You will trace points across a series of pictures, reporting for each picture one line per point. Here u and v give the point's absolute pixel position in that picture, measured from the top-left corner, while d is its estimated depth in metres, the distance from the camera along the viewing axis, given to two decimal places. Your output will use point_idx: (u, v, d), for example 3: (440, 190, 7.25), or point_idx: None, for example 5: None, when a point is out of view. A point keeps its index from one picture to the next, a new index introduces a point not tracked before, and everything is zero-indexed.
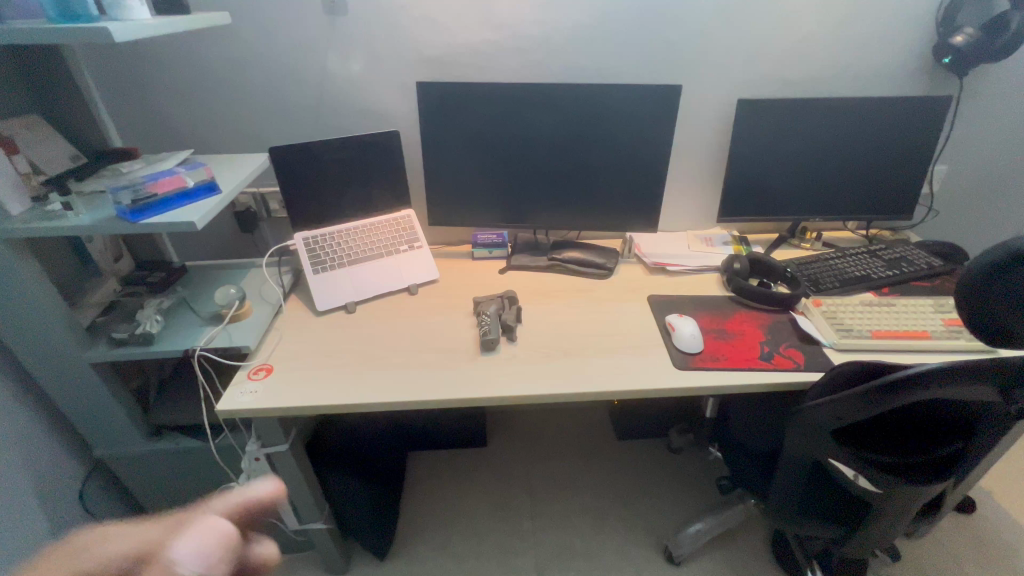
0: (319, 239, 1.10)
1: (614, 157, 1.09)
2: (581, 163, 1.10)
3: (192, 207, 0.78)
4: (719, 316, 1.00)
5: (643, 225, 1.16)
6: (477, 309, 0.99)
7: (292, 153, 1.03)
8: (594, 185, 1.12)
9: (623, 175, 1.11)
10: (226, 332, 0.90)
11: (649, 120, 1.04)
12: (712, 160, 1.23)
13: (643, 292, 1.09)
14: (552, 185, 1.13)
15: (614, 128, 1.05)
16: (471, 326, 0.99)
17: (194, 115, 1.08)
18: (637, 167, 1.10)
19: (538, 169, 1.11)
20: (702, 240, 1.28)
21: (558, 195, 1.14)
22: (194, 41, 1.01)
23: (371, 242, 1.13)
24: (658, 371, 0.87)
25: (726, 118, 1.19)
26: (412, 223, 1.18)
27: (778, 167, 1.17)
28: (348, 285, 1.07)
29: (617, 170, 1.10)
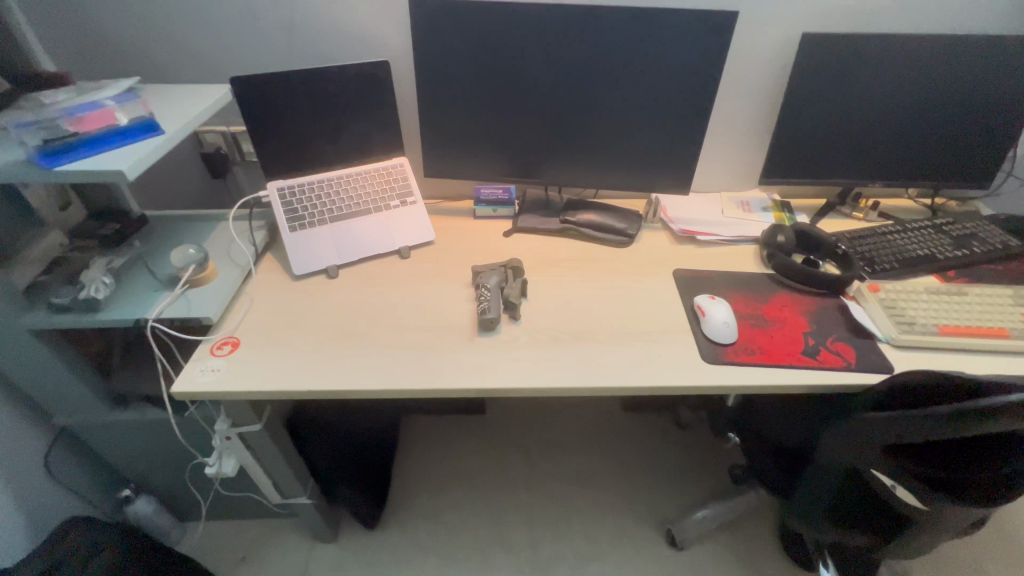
0: (296, 190, 0.95)
1: (645, 102, 0.91)
2: (606, 108, 0.92)
3: (126, 149, 0.64)
4: (756, 298, 0.86)
5: (673, 185, 0.99)
6: (477, 280, 0.86)
7: (261, 85, 0.86)
8: (619, 136, 0.95)
9: (654, 124, 0.93)
10: (186, 300, 0.78)
11: (691, 57, 0.85)
12: (759, 108, 1.05)
13: (669, 265, 0.95)
14: (569, 134, 0.96)
15: (647, 65, 0.87)
16: (470, 299, 0.86)
17: (146, 34, 0.91)
18: (672, 116, 0.92)
19: (553, 113, 0.94)
20: (738, 204, 1.11)
21: (576, 146, 0.97)
22: None
23: (357, 195, 0.98)
24: (683, 363, 0.75)
25: (782, 57, 0.98)
26: (405, 174, 1.03)
27: (839, 121, 0.98)
28: (330, 246, 0.93)
29: (647, 118, 0.92)
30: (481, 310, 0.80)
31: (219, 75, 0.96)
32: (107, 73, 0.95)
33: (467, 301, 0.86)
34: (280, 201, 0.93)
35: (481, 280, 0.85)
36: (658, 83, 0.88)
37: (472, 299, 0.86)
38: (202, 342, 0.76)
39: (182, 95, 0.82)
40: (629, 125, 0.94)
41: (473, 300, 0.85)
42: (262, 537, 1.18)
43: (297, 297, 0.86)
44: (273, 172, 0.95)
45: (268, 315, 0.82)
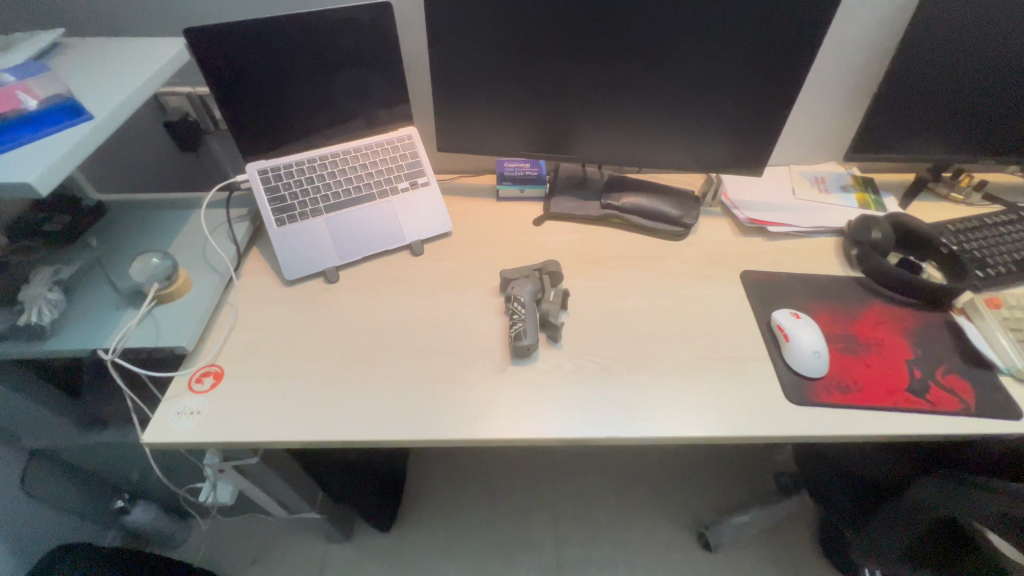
0: (281, 172, 0.77)
1: (721, 61, 0.71)
2: (668, 67, 0.72)
3: (38, 143, 0.49)
4: (843, 312, 0.71)
5: (743, 165, 0.81)
6: (507, 291, 0.71)
7: (227, 39, 0.67)
8: (682, 104, 0.76)
9: (729, 89, 0.73)
10: (153, 323, 0.64)
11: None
12: (854, 63, 0.84)
13: (734, 265, 0.79)
14: (618, 101, 0.77)
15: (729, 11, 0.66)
16: (501, 314, 0.72)
17: None
18: (753, 78, 0.72)
19: (599, 74, 0.74)
20: (813, 182, 0.93)
21: (626, 115, 0.79)
22: None
23: (357, 176, 0.80)
24: (764, 403, 0.61)
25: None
26: (414, 148, 0.84)
27: (965, 84, 0.77)
28: (327, 242, 0.77)
29: (721, 81, 0.73)
30: (513, 333, 0.66)
31: (177, 22, 0.75)
32: (35, 21, 0.75)
33: (497, 317, 0.71)
34: (262, 187, 0.76)
35: (513, 292, 0.70)
36: (741, 35, 0.68)
37: (503, 314, 0.71)
38: (177, 376, 0.63)
39: (111, 57, 0.63)
40: (697, 89, 0.74)
41: (505, 316, 0.71)
42: (274, 537, 1.12)
43: (290, 310, 0.72)
44: (252, 150, 0.77)
45: (258, 336, 0.68)
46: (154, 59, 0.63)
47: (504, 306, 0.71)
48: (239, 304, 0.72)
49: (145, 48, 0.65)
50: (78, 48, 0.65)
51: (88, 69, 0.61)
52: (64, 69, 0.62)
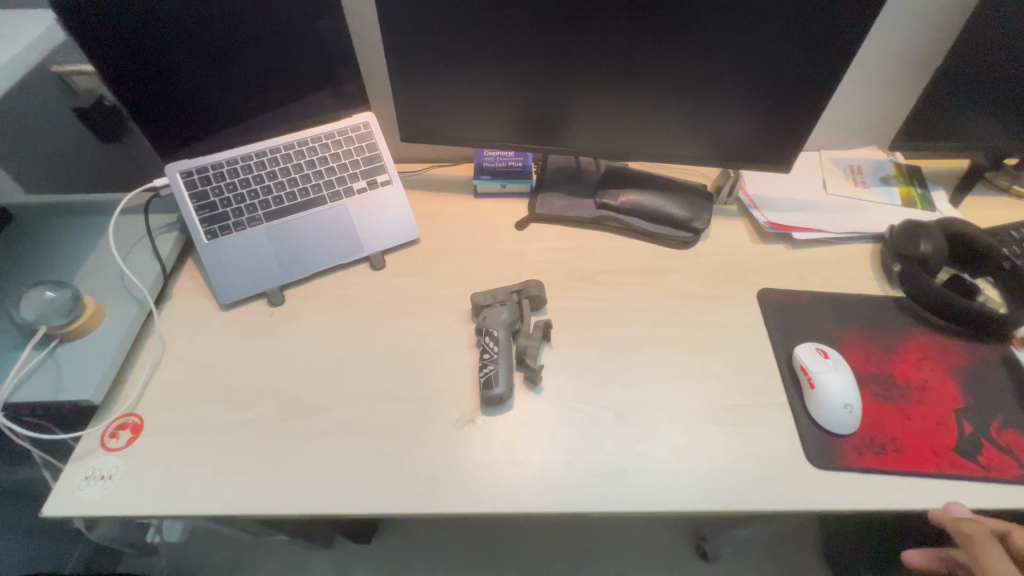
0: (209, 172, 0.64)
1: (744, 31, 0.56)
2: (677, 39, 0.58)
3: None
4: (880, 344, 0.60)
5: (765, 159, 0.68)
6: (480, 322, 0.59)
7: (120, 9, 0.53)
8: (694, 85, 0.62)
9: (753, 66, 0.59)
10: (54, 368, 0.54)
11: None
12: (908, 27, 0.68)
13: (752, 281, 0.67)
14: (614, 80, 0.63)
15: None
16: (474, 348, 0.61)
17: None
18: (785, 52, 0.57)
19: (593, 47, 0.60)
20: (848, 173, 0.79)
21: (625, 99, 0.64)
22: None
23: (303, 175, 0.67)
24: (785, 467, 0.51)
25: None
26: (372, 139, 0.71)
27: None
28: (269, 257, 0.65)
29: (742, 55, 0.58)
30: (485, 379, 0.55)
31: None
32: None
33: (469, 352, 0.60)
34: (186, 193, 0.63)
35: (486, 323, 0.59)
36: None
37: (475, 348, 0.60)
38: (85, 430, 0.53)
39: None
40: (713, 66, 0.60)
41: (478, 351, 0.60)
42: None
43: (227, 342, 0.61)
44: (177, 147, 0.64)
45: (186, 376, 0.58)
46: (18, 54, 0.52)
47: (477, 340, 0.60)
48: (166, 335, 0.61)
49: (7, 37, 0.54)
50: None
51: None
52: None
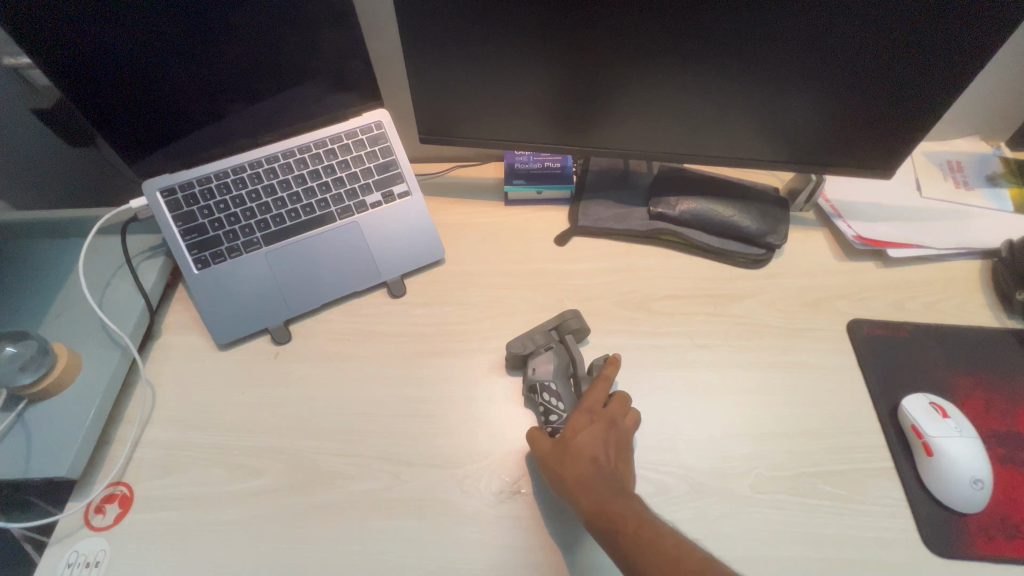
0: (195, 189, 0.54)
1: (827, 27, 0.46)
2: (742, 40, 0.48)
3: None
4: (1005, 392, 0.50)
5: (861, 160, 0.56)
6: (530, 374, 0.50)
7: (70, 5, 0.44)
8: (762, 93, 0.52)
9: (871, 37, 0.46)
10: (24, 434, 0.45)
11: None
12: None
13: (840, 309, 0.56)
14: (667, 86, 0.53)
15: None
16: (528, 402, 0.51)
17: None
18: (917, 18, 0.44)
19: (642, 45, 0.49)
20: (945, 172, 0.67)
21: (683, 105, 0.54)
22: None
23: (307, 188, 0.57)
24: (902, 556, 0.42)
25: None
26: (386, 140, 0.60)
27: None
28: (272, 288, 0.55)
29: (859, 24, 0.45)
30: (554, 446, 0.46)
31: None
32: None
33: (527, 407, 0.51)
34: (169, 215, 0.53)
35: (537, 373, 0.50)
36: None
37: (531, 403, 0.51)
38: (68, 507, 0.46)
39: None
40: (796, 57, 0.48)
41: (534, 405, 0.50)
42: None
43: (227, 389, 0.53)
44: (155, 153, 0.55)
45: (183, 433, 0.50)
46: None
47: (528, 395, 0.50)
48: (157, 382, 0.53)
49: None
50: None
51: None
52: None
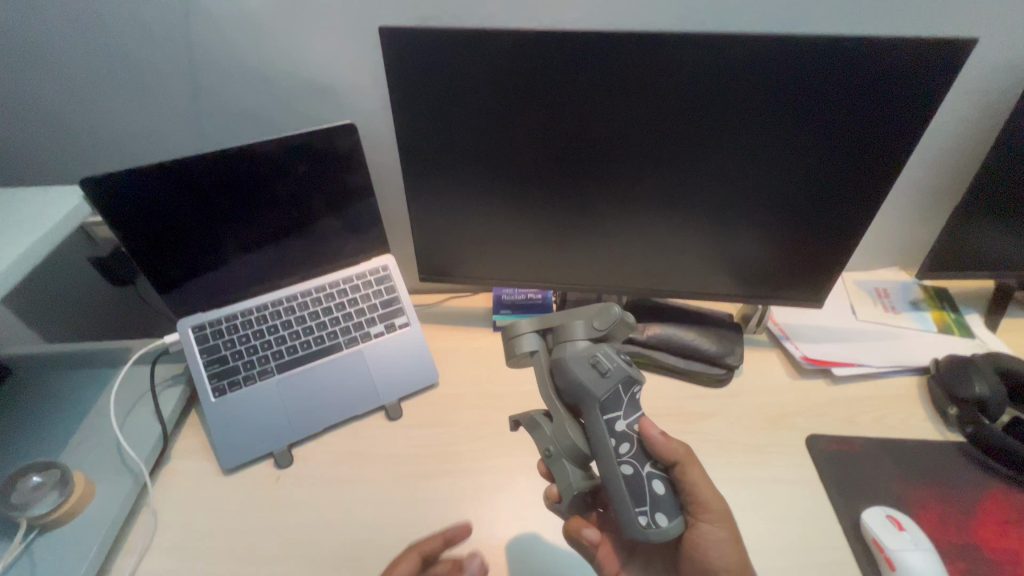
0: (222, 325, 0.62)
1: (749, 203, 0.58)
2: (684, 212, 0.60)
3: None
4: (955, 504, 0.54)
5: (798, 294, 0.66)
6: (612, 391, 0.42)
7: (142, 193, 0.55)
8: (706, 248, 0.63)
9: (787, 205, 0.58)
10: (31, 567, 0.47)
11: (833, 135, 0.52)
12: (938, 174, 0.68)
13: (798, 425, 0.62)
14: (630, 243, 0.64)
15: (800, 108, 0.51)
16: (559, 355, 0.44)
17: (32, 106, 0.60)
18: (820, 193, 0.56)
19: (607, 215, 0.61)
20: (875, 297, 0.77)
21: (643, 257, 0.65)
22: None
23: (320, 322, 0.65)
24: None
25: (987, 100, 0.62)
26: (391, 280, 0.69)
27: None
28: (279, 413, 0.61)
29: (777, 196, 0.57)
30: (627, 504, 0.41)
31: (122, 158, 0.64)
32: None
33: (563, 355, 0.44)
34: (197, 348, 0.61)
35: (619, 395, 0.43)
36: (813, 143, 0.53)
37: (562, 381, 0.44)
38: None
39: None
40: (729, 223, 0.60)
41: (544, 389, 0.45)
42: None
43: (228, 514, 0.55)
44: (189, 298, 0.63)
45: (181, 562, 0.51)
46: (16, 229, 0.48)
47: (590, 386, 0.42)
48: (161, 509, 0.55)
49: (19, 209, 0.51)
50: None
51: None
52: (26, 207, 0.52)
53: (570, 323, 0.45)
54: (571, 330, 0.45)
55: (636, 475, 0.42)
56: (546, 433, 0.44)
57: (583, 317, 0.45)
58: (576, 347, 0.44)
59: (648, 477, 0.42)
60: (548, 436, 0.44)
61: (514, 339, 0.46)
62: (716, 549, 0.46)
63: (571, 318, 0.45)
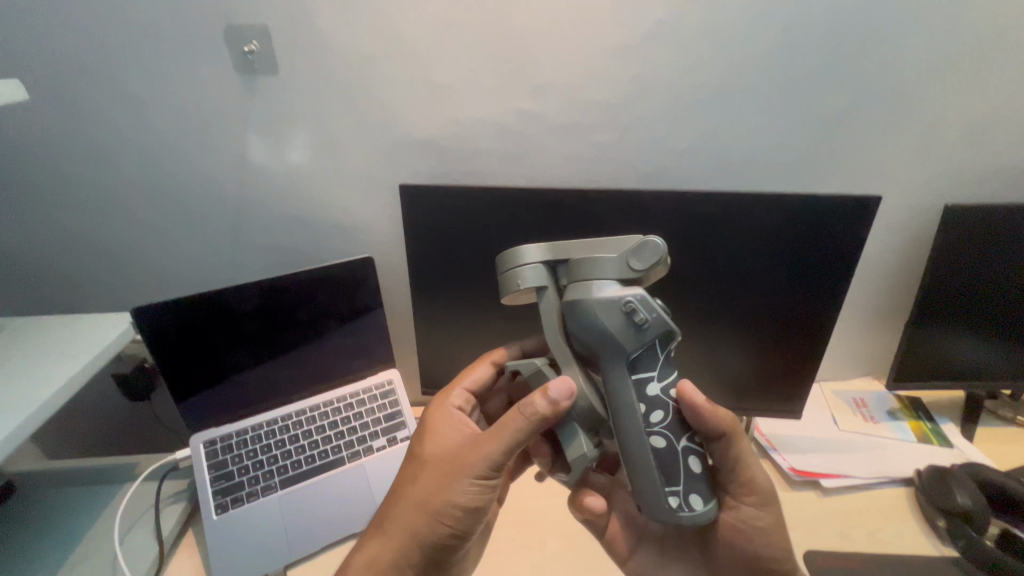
0: (233, 439, 0.65)
1: (720, 324, 0.65)
2: None
3: (48, 378, 0.51)
4: None
5: (777, 406, 0.71)
6: (646, 346, 0.39)
7: (181, 318, 0.62)
8: (687, 364, 0.69)
9: (754, 326, 0.65)
10: None
11: (783, 268, 0.60)
12: (893, 296, 0.75)
13: (794, 541, 0.62)
14: None
15: (752, 248, 0.60)
16: (579, 297, 0.40)
17: (95, 242, 0.70)
18: (780, 315, 0.64)
19: None
20: (853, 406, 0.80)
21: None
22: (76, 144, 0.63)
23: (324, 436, 0.68)
24: None
25: (928, 237, 0.69)
26: (395, 394, 0.73)
27: (1012, 320, 0.69)
28: (277, 531, 0.61)
29: (744, 318, 0.64)
30: (659, 485, 0.40)
31: (166, 284, 0.73)
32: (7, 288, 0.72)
33: (587, 301, 0.39)
34: (206, 463, 0.63)
35: (650, 352, 0.40)
36: (768, 274, 0.61)
37: (582, 330, 0.40)
38: None
39: (27, 356, 0.55)
40: (706, 342, 0.67)
41: (552, 333, 0.43)
42: None
43: None
44: (202, 414, 0.66)
45: None
46: (72, 356, 0.54)
47: (623, 341, 0.39)
48: None
49: (81, 331, 0.59)
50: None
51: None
52: (80, 324, 0.60)
53: (596, 259, 0.40)
54: (599, 270, 0.40)
55: (671, 450, 0.40)
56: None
57: (620, 255, 0.39)
58: (606, 291, 0.39)
59: (687, 452, 0.41)
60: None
61: (521, 272, 0.42)
62: (754, 529, 0.48)
63: (603, 258, 0.39)
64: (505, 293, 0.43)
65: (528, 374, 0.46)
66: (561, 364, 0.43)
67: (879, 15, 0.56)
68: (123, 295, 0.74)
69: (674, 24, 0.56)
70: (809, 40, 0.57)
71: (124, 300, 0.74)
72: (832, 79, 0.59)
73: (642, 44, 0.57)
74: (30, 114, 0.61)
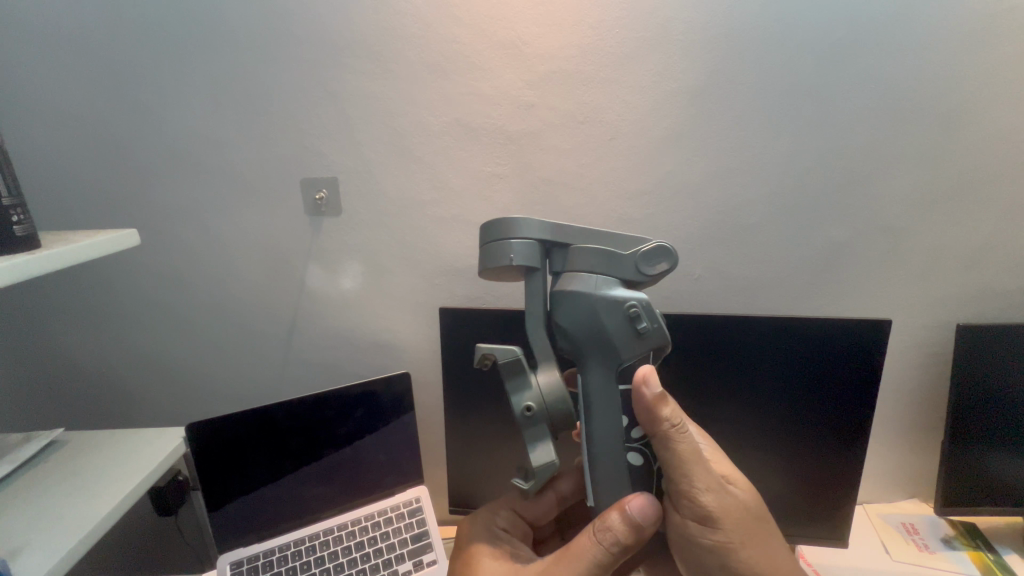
0: (260, 561, 0.64)
1: (751, 442, 0.65)
2: None
3: (101, 498, 0.54)
4: None
5: (821, 532, 0.68)
6: (642, 356, 0.38)
7: (229, 431, 0.65)
8: None
9: (785, 442, 0.65)
10: None
11: (804, 386, 0.62)
12: (925, 413, 0.74)
13: None
14: None
15: (773, 367, 0.62)
16: (577, 290, 0.38)
17: (162, 357, 0.77)
18: (811, 431, 0.64)
19: None
20: (905, 533, 0.75)
21: None
22: (163, 272, 0.73)
23: (350, 558, 0.64)
24: None
25: (947, 356, 0.71)
26: (422, 512, 0.70)
27: None
28: None
29: (774, 435, 0.64)
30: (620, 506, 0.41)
31: (221, 397, 0.78)
32: (79, 402, 0.79)
33: (589, 295, 0.37)
34: None
35: (642, 359, 0.39)
36: (792, 391, 0.63)
37: (575, 327, 0.38)
38: None
39: (92, 474, 0.58)
40: (740, 460, 0.66)
41: (534, 319, 0.40)
42: None
43: None
44: (231, 534, 0.66)
45: None
46: (126, 476, 0.58)
47: (621, 348, 0.38)
48: None
49: (139, 449, 0.63)
50: (53, 461, 0.61)
51: (31, 499, 0.55)
52: (141, 443, 0.65)
53: (600, 253, 0.38)
54: (602, 266, 0.38)
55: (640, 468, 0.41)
56: (532, 387, 0.39)
57: (632, 256, 0.38)
58: (612, 290, 0.38)
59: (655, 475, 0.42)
60: (536, 392, 0.39)
61: (514, 245, 0.39)
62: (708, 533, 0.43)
63: (614, 254, 0.38)
64: (491, 266, 0.39)
65: (504, 362, 0.39)
66: (539, 358, 0.40)
67: (863, 164, 0.64)
68: (179, 408, 0.80)
69: (681, 174, 0.65)
70: (803, 185, 0.65)
71: (179, 414, 0.80)
72: (828, 216, 0.66)
73: (655, 190, 0.66)
74: (131, 253, 0.72)
